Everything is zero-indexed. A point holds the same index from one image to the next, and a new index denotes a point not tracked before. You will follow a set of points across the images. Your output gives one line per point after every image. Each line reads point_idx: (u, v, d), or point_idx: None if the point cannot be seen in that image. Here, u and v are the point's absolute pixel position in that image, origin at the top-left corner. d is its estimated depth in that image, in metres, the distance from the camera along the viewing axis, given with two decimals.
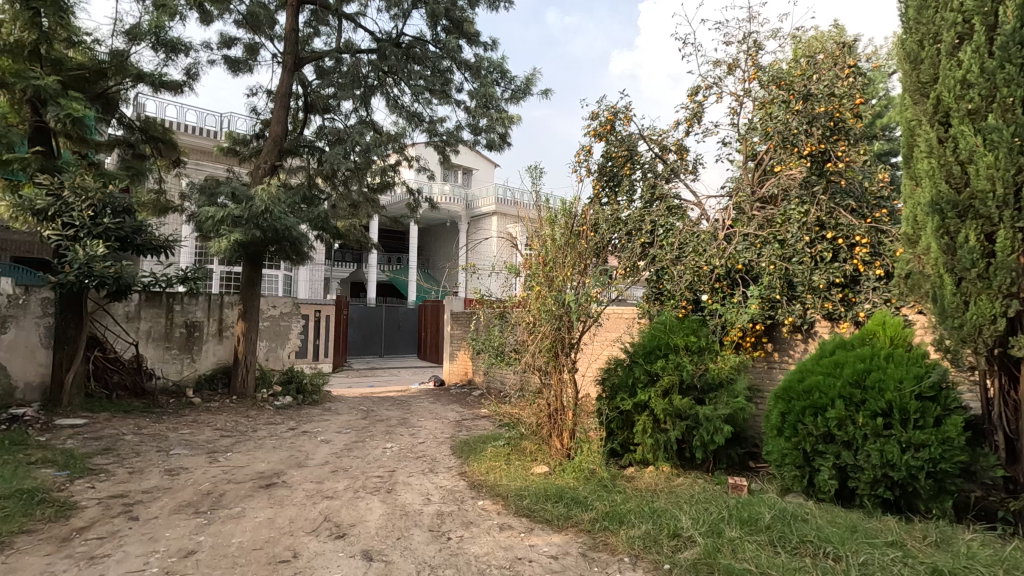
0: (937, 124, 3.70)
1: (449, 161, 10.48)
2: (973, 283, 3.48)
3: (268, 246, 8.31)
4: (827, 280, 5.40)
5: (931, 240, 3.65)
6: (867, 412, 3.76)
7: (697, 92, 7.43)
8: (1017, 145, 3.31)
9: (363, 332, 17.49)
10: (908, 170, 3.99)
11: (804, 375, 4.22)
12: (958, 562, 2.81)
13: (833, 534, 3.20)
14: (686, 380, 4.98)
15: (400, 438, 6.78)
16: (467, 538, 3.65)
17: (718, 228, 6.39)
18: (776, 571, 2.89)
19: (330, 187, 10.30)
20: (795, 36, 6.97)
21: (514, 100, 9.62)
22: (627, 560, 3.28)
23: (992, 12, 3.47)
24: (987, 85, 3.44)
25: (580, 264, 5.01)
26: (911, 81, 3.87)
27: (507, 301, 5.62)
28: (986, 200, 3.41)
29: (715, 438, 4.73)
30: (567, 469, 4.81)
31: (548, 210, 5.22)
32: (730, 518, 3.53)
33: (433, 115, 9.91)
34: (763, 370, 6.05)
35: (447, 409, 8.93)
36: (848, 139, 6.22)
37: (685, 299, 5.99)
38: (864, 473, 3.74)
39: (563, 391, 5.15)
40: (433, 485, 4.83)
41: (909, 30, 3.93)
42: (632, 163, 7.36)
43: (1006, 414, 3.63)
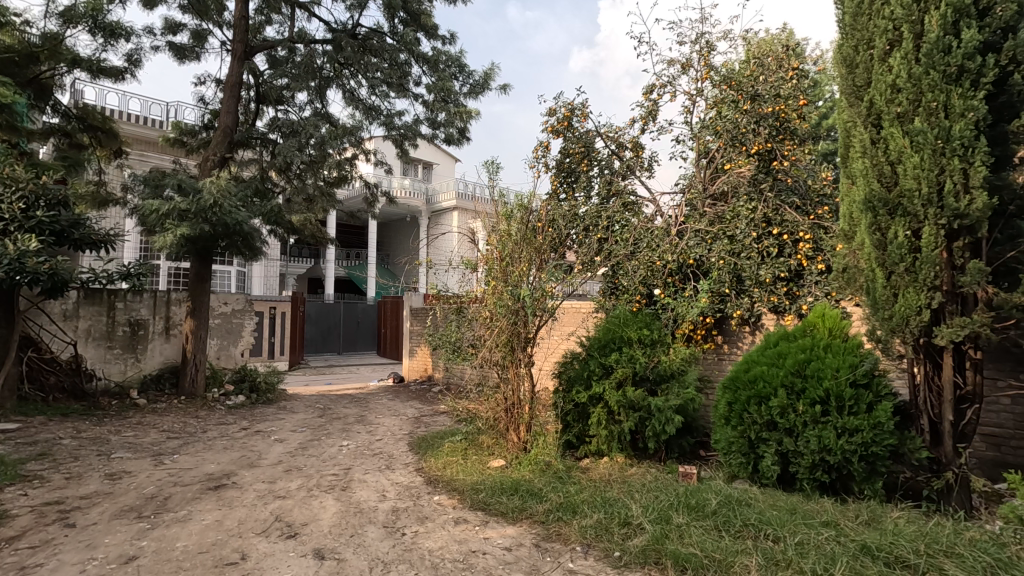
0: (870, 126, 3.91)
1: (408, 155, 10.34)
2: (901, 277, 3.68)
3: (218, 241, 8.03)
4: (773, 274, 5.62)
5: (865, 236, 3.87)
6: (807, 400, 3.94)
7: (652, 91, 7.60)
8: (940, 146, 3.53)
9: (320, 329, 17.13)
10: (845, 170, 4.20)
11: (750, 366, 4.40)
12: (886, 539, 2.98)
13: (773, 517, 3.35)
14: (639, 372, 5.11)
15: (358, 436, 6.69)
16: (423, 533, 3.65)
17: (671, 224, 6.55)
18: (719, 554, 3.01)
19: (284, 180, 10.01)
20: (745, 37, 7.20)
21: (472, 94, 9.58)
22: (579, 549, 3.35)
23: (919, 20, 3.66)
24: (915, 90, 3.64)
25: (536, 259, 5.08)
26: (848, 85, 4.09)
27: (463, 296, 5.61)
28: (914, 198, 3.61)
29: (666, 428, 4.87)
30: (522, 462, 4.87)
31: (504, 205, 5.22)
32: (678, 505, 3.66)
33: (390, 108, 9.75)
34: (713, 362, 6.24)
35: (406, 405, 8.87)
36: (794, 139, 6.47)
37: (639, 293, 6.15)
38: (804, 458, 3.92)
39: (520, 385, 5.17)
40: (389, 482, 4.79)
41: (845, 36, 4.15)
42: (589, 159, 7.44)
43: (930, 399, 3.85)
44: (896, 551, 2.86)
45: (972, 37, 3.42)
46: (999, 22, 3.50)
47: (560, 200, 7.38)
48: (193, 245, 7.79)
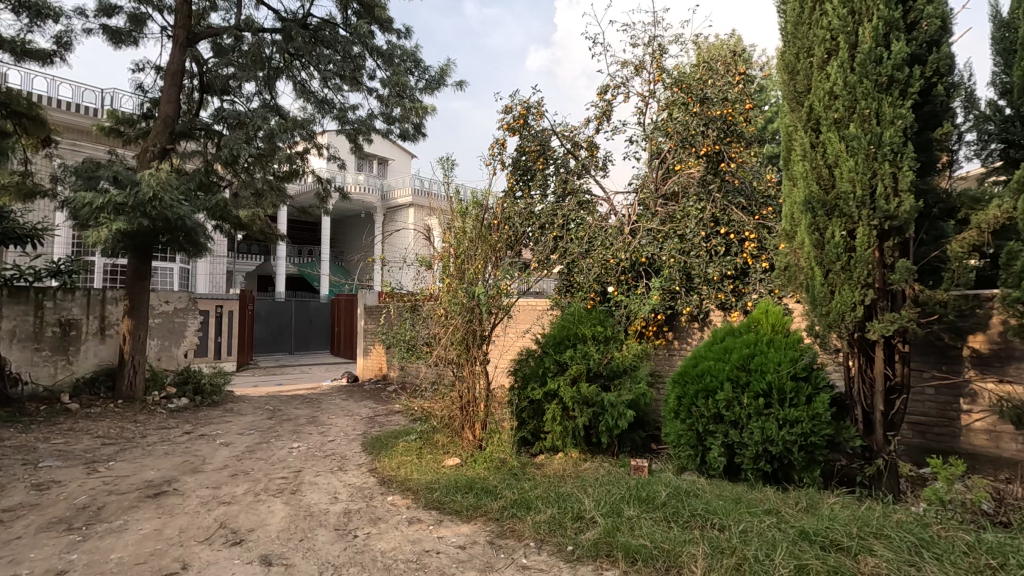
0: (810, 131, 4.10)
1: (362, 150, 10.13)
2: (838, 275, 3.87)
3: (159, 236, 7.65)
4: (720, 272, 5.82)
5: (805, 236, 4.06)
6: (751, 393, 4.10)
7: (606, 91, 7.71)
8: (873, 152, 3.73)
9: (271, 329, 16.63)
10: (787, 172, 4.39)
11: (698, 361, 4.54)
12: (822, 524, 3.13)
13: (719, 507, 3.46)
14: (592, 368, 5.19)
15: (309, 437, 6.52)
16: (376, 534, 3.60)
17: (624, 223, 6.71)
18: (668, 545, 3.10)
19: (230, 173, 9.63)
20: (695, 41, 7.40)
21: (428, 90, 9.47)
22: (533, 545, 3.38)
23: (854, 31, 3.86)
24: (850, 98, 3.84)
25: (491, 257, 5.07)
26: (790, 90, 4.27)
27: (418, 294, 5.55)
28: (849, 201, 3.81)
29: (619, 423, 4.97)
30: (477, 460, 4.87)
31: (459, 202, 5.19)
32: (629, 497, 3.74)
33: (343, 102, 9.52)
34: (663, 357, 6.41)
35: (360, 405, 8.71)
36: (741, 142, 6.70)
37: (594, 291, 6.25)
38: (748, 449, 4.07)
39: (475, 383, 5.17)
40: (341, 484, 4.69)
41: (787, 43, 4.32)
42: (545, 158, 7.47)
43: (863, 390, 4.06)
44: (831, 535, 3.01)
45: (901, 50, 3.63)
46: (925, 36, 3.73)
47: (516, 198, 7.40)
48: (131, 240, 7.41)
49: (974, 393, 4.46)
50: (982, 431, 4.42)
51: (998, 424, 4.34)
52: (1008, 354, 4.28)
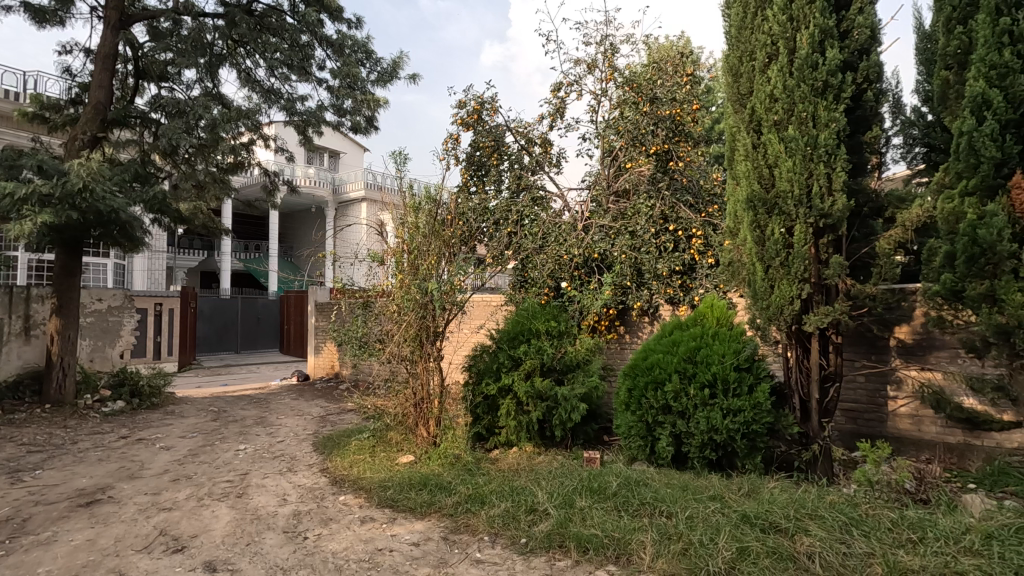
0: (752, 132, 4.27)
1: (311, 142, 9.84)
2: (777, 271, 4.06)
3: (90, 230, 7.21)
4: (669, 268, 5.99)
5: (747, 233, 4.23)
6: (697, 384, 4.25)
7: (559, 88, 7.78)
8: (809, 153, 3.92)
9: (215, 327, 15.97)
10: (730, 172, 4.56)
11: (648, 354, 4.67)
12: (762, 507, 3.29)
13: (667, 495, 3.58)
14: (546, 363, 5.26)
15: (256, 438, 6.31)
16: (326, 535, 3.52)
17: (577, 219, 6.83)
18: (618, 533, 3.18)
19: (169, 164, 9.17)
20: (645, 41, 7.55)
21: (380, 83, 9.29)
22: (487, 539, 3.40)
23: (793, 37, 4.04)
24: (789, 101, 4.03)
25: (445, 253, 5.05)
26: (734, 92, 4.43)
27: (369, 290, 5.45)
28: (788, 199, 4.00)
29: (572, 416, 5.04)
30: (432, 457, 4.85)
31: (412, 196, 5.12)
32: (581, 489, 3.81)
33: (291, 93, 9.21)
34: (615, 351, 6.54)
35: (310, 405, 8.48)
36: (689, 141, 6.87)
37: (548, 286, 6.40)
38: (695, 438, 4.22)
39: (429, 379, 5.13)
40: (291, 485, 4.56)
41: (732, 47, 4.49)
42: (499, 153, 7.46)
43: (800, 379, 4.28)
44: (770, 518, 3.17)
45: (834, 57, 3.84)
46: (856, 44, 3.95)
47: (470, 193, 7.39)
48: (59, 233, 6.95)
49: (899, 381, 4.78)
50: (907, 415, 4.76)
51: (920, 409, 4.70)
52: (930, 344, 4.61)
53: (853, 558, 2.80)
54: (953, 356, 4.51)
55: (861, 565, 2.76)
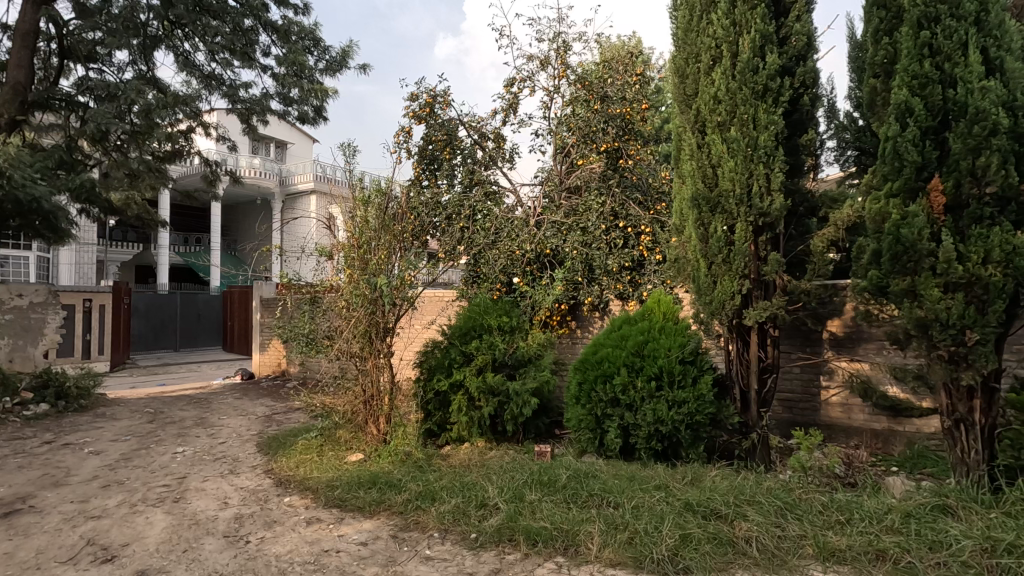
0: (697, 132, 4.40)
1: (255, 132, 9.45)
2: (720, 266, 4.21)
3: (7, 220, 6.69)
4: (618, 264, 6.10)
5: (692, 231, 4.37)
6: (644, 376, 4.36)
7: (512, 84, 7.78)
8: (750, 154, 4.08)
9: (152, 324, 15.16)
10: (676, 170, 4.69)
11: (598, 348, 4.75)
12: (704, 495, 3.41)
13: (614, 485, 3.66)
14: (498, 358, 5.26)
15: (196, 440, 6.03)
16: (270, 538, 3.41)
17: (529, 215, 6.86)
18: (566, 525, 3.23)
19: (99, 152, 8.62)
20: (597, 40, 7.64)
21: (329, 72, 9.02)
22: (436, 535, 3.38)
23: (735, 41, 4.19)
24: (731, 103, 4.17)
25: (395, 247, 4.96)
26: (680, 93, 4.55)
27: (317, 286, 5.44)
28: (730, 198, 4.16)
29: (523, 410, 5.07)
30: (382, 454, 4.78)
31: (361, 189, 5.00)
32: (532, 482, 3.85)
33: (234, 79, 8.81)
34: (567, 345, 6.61)
35: (255, 404, 8.19)
36: (639, 139, 7.00)
37: (499, 281, 6.45)
38: (642, 429, 4.33)
39: (379, 376, 5.03)
40: (232, 488, 4.39)
41: (679, 49, 4.60)
42: (452, 147, 7.39)
43: (741, 371, 4.45)
44: (711, 505, 3.30)
45: (773, 61, 4.00)
46: (793, 50, 4.13)
47: (422, 187, 7.31)
48: None
49: (831, 371, 5.05)
50: (838, 404, 5.04)
51: (850, 398, 4.99)
52: (859, 336, 4.90)
53: (787, 541, 2.96)
54: (879, 347, 4.81)
55: (795, 547, 2.91)
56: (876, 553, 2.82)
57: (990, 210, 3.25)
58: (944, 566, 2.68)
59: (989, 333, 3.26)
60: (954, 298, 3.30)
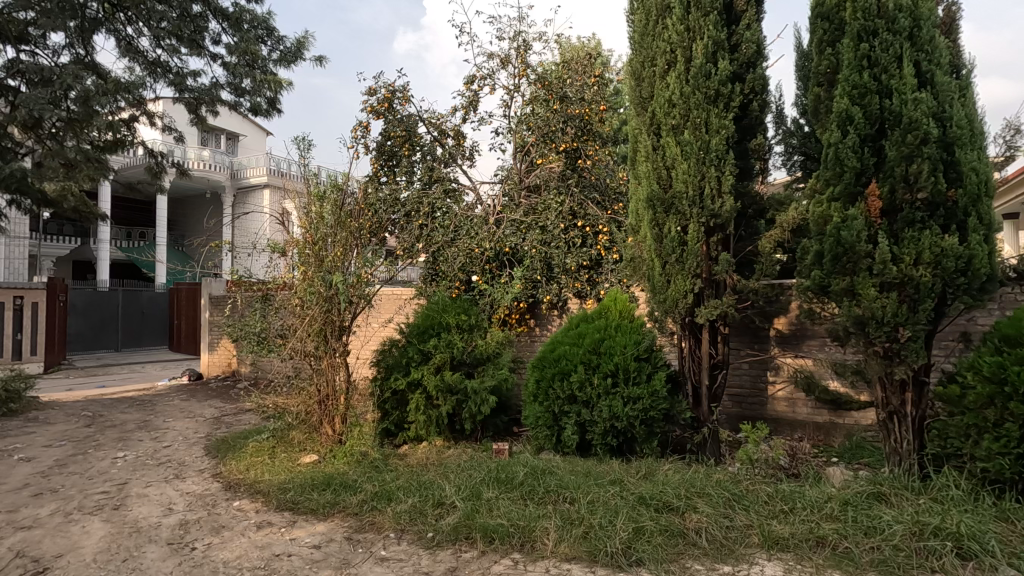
0: (652, 134, 4.50)
1: (204, 122, 9.07)
2: (673, 266, 4.33)
3: None
4: (577, 263, 6.16)
5: (647, 231, 4.47)
6: (600, 374, 4.44)
7: (473, 81, 7.74)
8: (702, 157, 4.21)
9: (91, 323, 14.38)
10: (632, 171, 4.77)
11: (555, 346, 4.80)
12: (657, 489, 3.50)
13: (571, 481, 3.71)
14: (456, 356, 5.24)
15: (139, 444, 5.76)
16: (217, 544, 3.30)
17: (488, 213, 6.85)
18: (523, 522, 3.25)
19: (33, 139, 8.10)
20: (557, 40, 7.70)
21: (283, 63, 8.76)
22: (392, 535, 3.34)
23: (689, 47, 4.31)
24: (685, 107, 4.29)
25: (352, 244, 4.86)
26: (637, 95, 4.63)
27: (270, 282, 5.31)
28: (683, 200, 4.27)
29: (481, 409, 5.07)
30: (337, 455, 4.69)
31: (316, 184, 4.87)
32: (489, 479, 3.86)
33: (181, 67, 8.43)
34: (526, 344, 6.64)
35: (204, 405, 7.88)
36: (597, 140, 7.08)
37: (458, 279, 6.41)
38: (598, 425, 4.40)
39: (335, 376, 4.92)
40: (177, 493, 4.21)
41: (636, 52, 4.68)
42: (411, 144, 7.30)
43: (693, 367, 4.59)
44: (664, 498, 3.38)
45: (724, 68, 4.14)
46: (744, 57, 4.28)
47: (380, 183, 7.20)
48: None
49: (777, 367, 5.26)
50: (783, 398, 5.26)
51: (794, 392, 5.21)
52: (802, 334, 5.12)
53: (735, 531, 3.07)
54: (821, 344, 5.04)
55: (741, 537, 3.03)
56: (816, 540, 2.97)
57: (921, 215, 3.46)
58: (877, 550, 2.83)
59: (919, 330, 3.47)
60: (889, 297, 3.49)
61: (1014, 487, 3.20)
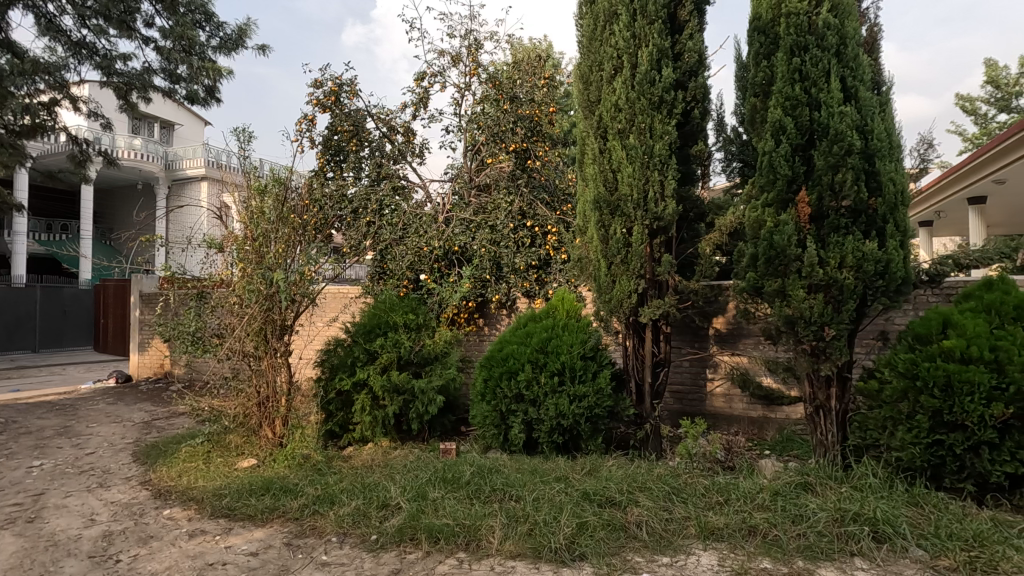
0: (599, 137, 4.60)
1: (135, 109, 8.53)
2: (618, 267, 4.44)
3: None
4: (525, 262, 6.19)
5: (594, 232, 4.56)
6: (547, 372, 4.49)
7: (423, 78, 7.67)
8: (646, 161, 4.34)
9: (5, 322, 13.31)
10: (580, 173, 4.85)
11: (503, 345, 4.82)
12: (602, 485, 3.57)
13: (517, 479, 3.74)
14: (403, 356, 5.17)
15: (58, 452, 5.37)
16: (145, 555, 3.13)
17: (438, 212, 6.81)
18: (469, 521, 3.25)
19: None
20: (509, 41, 7.73)
21: (223, 50, 8.37)
22: (334, 539, 3.27)
23: (635, 53, 4.43)
24: (630, 112, 4.40)
25: (295, 241, 4.71)
26: (584, 99, 4.71)
27: (206, 280, 5.09)
28: (628, 202, 4.39)
29: (428, 409, 5.02)
30: (277, 458, 4.53)
31: (257, 178, 4.70)
32: (435, 479, 3.84)
33: (110, 50, 7.90)
34: (474, 343, 6.64)
35: (132, 409, 7.44)
36: (547, 141, 7.14)
37: (406, 278, 6.32)
38: (544, 423, 4.45)
39: (276, 377, 4.77)
40: (101, 503, 3.95)
41: (584, 56, 4.76)
42: (359, 139, 7.15)
43: (637, 365, 4.72)
44: (607, 493, 3.46)
45: (668, 75, 4.29)
46: (686, 66, 4.44)
47: (326, 179, 7.04)
48: None
49: (715, 365, 5.48)
50: (721, 394, 5.49)
51: (731, 389, 5.45)
52: (738, 333, 5.36)
53: (673, 523, 3.18)
54: (756, 342, 5.29)
55: (680, 528, 3.15)
56: (749, 529, 3.11)
57: (845, 221, 3.69)
58: (804, 537, 3.01)
59: (842, 329, 3.71)
60: (816, 298, 3.71)
61: (924, 474, 3.46)
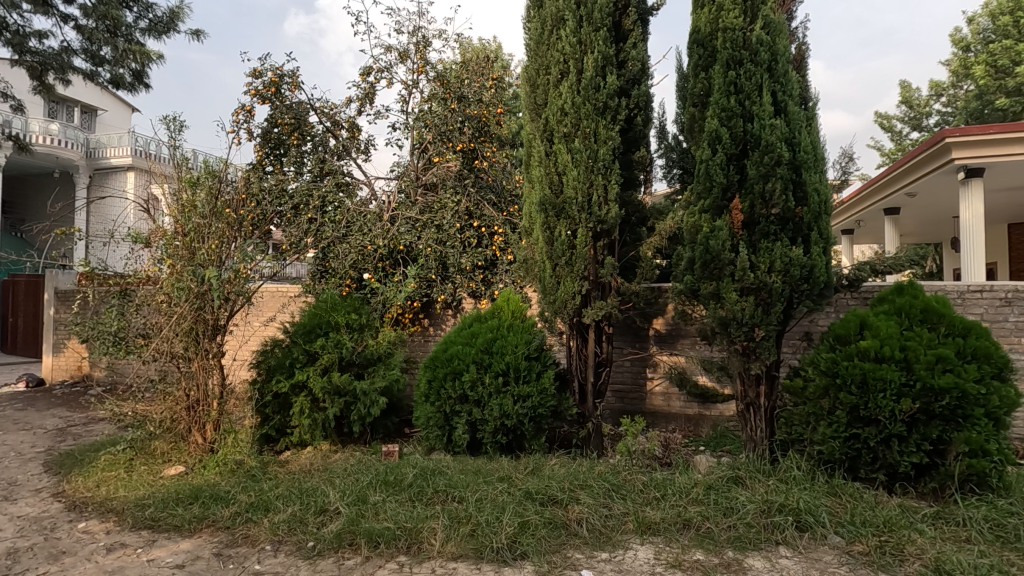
0: (545, 140, 4.65)
1: (51, 92, 7.91)
2: (563, 269, 4.51)
3: None
4: (472, 263, 6.17)
5: (539, 234, 4.61)
6: (492, 373, 4.50)
7: (369, 73, 7.50)
8: (591, 165, 4.42)
9: None
10: (526, 175, 4.89)
11: (448, 345, 4.79)
12: (544, 483, 3.61)
13: (460, 480, 3.73)
14: (345, 357, 5.05)
15: None
16: (55, 573, 2.91)
17: (383, 210, 6.68)
18: (410, 523, 3.21)
19: None
20: (457, 40, 7.69)
21: (152, 33, 7.90)
22: (268, 548, 3.15)
23: (580, 59, 4.51)
24: (576, 116, 4.47)
25: (230, 237, 4.49)
26: (531, 101, 4.75)
27: (130, 277, 4.79)
28: (572, 205, 4.46)
29: (371, 410, 4.91)
30: (207, 465, 4.32)
31: (189, 170, 4.46)
32: (376, 482, 3.77)
33: (22, 26, 7.29)
34: (419, 343, 6.56)
35: (46, 415, 6.89)
36: (495, 141, 7.15)
37: (348, 277, 6.17)
38: (489, 423, 4.45)
39: (207, 379, 4.54)
40: (5, 518, 3.64)
41: (532, 59, 4.80)
42: (301, 133, 6.92)
43: (580, 365, 4.80)
44: (549, 491, 3.51)
45: (612, 82, 4.39)
46: (630, 74, 4.56)
47: (264, 173, 6.76)
48: None
49: (655, 364, 5.66)
50: (660, 393, 5.67)
51: (669, 387, 5.64)
52: (676, 333, 5.56)
53: (612, 519, 3.26)
54: (692, 342, 5.50)
55: (618, 524, 3.23)
56: (683, 523, 3.23)
57: (774, 228, 3.89)
58: (733, 528, 3.15)
59: (771, 330, 3.91)
60: (747, 300, 3.89)
61: (842, 466, 3.70)
